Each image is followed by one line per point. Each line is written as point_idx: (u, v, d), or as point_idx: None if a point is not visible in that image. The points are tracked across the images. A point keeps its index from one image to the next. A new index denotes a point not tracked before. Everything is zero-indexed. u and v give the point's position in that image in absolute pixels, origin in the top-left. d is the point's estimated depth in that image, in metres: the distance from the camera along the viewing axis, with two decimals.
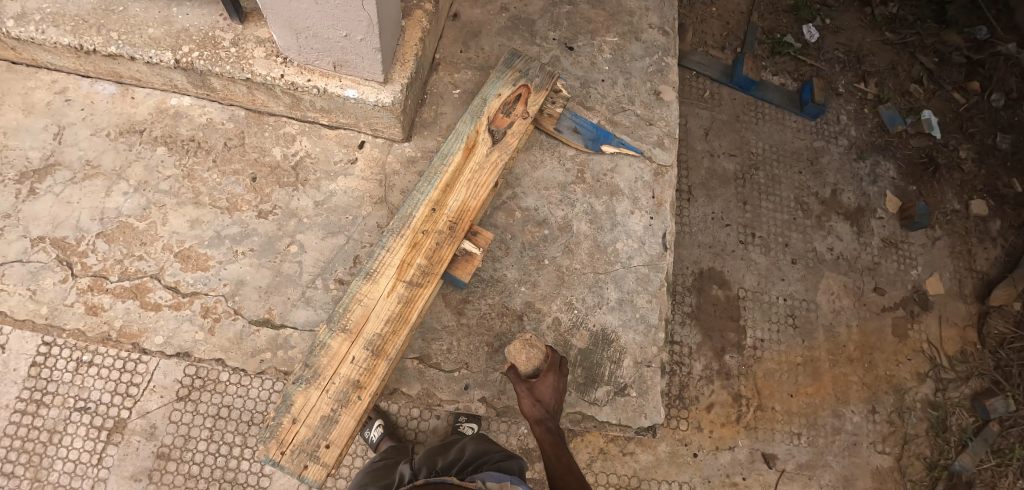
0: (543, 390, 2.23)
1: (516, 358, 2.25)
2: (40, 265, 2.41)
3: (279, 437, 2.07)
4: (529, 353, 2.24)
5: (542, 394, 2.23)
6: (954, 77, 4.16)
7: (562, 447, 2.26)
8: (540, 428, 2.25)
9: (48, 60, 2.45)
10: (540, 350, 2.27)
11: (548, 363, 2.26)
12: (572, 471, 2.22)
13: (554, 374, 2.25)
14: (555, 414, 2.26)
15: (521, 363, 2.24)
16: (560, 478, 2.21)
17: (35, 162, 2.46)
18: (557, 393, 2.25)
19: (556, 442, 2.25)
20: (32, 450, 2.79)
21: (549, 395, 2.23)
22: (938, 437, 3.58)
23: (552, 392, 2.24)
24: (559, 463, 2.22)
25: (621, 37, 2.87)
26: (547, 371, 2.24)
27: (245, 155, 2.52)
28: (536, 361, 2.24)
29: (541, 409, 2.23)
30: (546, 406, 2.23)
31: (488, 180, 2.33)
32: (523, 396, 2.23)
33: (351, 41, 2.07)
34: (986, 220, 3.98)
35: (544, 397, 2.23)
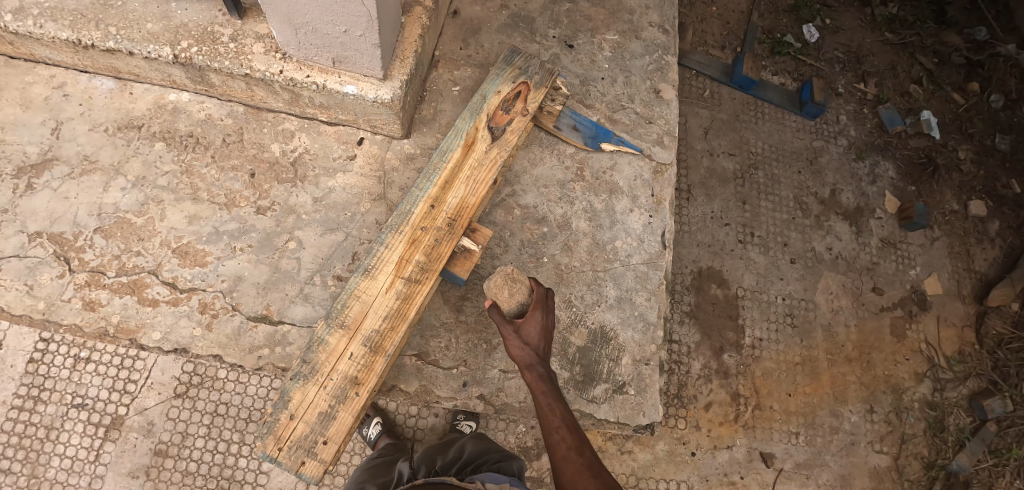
0: (531, 330, 2.09)
1: (499, 295, 2.07)
2: (38, 260, 2.40)
3: (276, 433, 2.06)
4: (511, 290, 2.05)
5: (528, 333, 2.08)
6: (953, 77, 4.16)
7: (557, 399, 2.05)
8: (531, 375, 2.07)
9: (46, 55, 2.44)
10: (524, 284, 2.08)
11: (534, 298, 2.11)
12: (567, 424, 2.00)
13: (540, 311, 2.11)
14: (546, 359, 2.10)
15: (503, 299, 2.06)
16: (554, 432, 1.98)
17: (33, 157, 2.45)
18: (544, 333, 2.11)
19: (549, 392, 2.05)
20: (30, 447, 2.78)
21: (536, 334, 2.09)
22: (936, 437, 3.58)
23: (540, 330, 2.10)
24: (553, 416, 2.00)
25: (621, 35, 2.87)
26: (534, 306, 2.10)
27: (244, 150, 2.52)
28: (519, 296, 2.06)
29: (529, 350, 2.08)
30: (534, 347, 2.08)
31: (487, 177, 2.32)
32: (509, 337, 2.08)
33: (351, 37, 2.06)
34: (985, 221, 3.98)
35: (533, 338, 2.08)
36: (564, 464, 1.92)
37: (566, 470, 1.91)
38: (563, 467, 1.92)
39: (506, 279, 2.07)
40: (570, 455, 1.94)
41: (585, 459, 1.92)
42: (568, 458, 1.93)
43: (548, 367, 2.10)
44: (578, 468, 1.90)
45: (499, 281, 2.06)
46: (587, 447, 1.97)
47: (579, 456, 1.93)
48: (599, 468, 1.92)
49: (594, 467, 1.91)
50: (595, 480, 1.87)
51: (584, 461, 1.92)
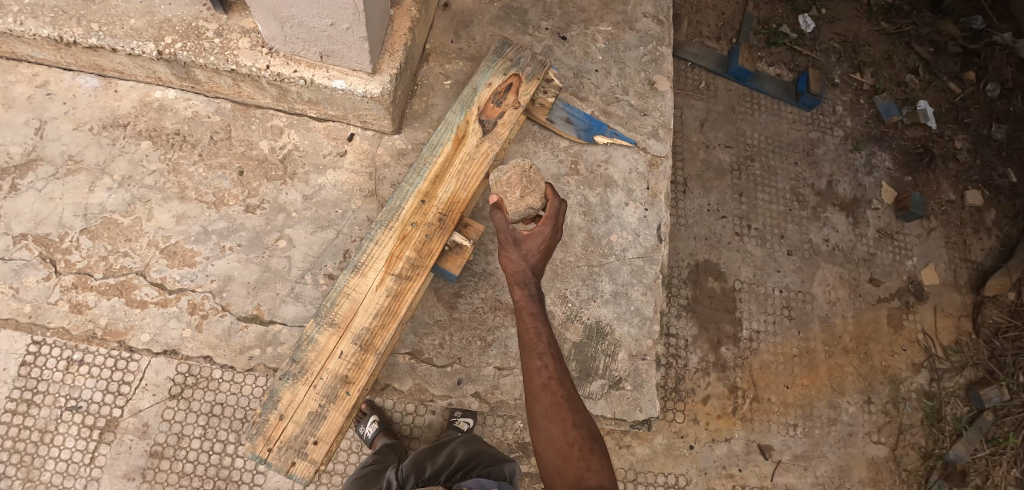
0: (532, 246, 2.07)
1: (507, 192, 2.04)
2: (23, 262, 2.36)
3: (266, 433, 2.03)
4: (523, 191, 2.02)
5: (528, 245, 2.07)
6: (949, 67, 4.14)
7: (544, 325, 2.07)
8: (522, 293, 2.08)
9: (28, 53, 2.39)
10: (539, 187, 2.05)
11: (547, 212, 2.07)
12: (552, 353, 2.02)
13: (549, 227, 2.07)
14: (540, 279, 2.10)
15: (513, 198, 2.03)
16: (536, 357, 2.01)
17: (16, 158, 2.40)
18: (544, 250, 2.08)
19: (539, 318, 2.07)
20: (24, 451, 2.75)
21: (536, 252, 2.07)
22: (933, 426, 3.57)
23: (542, 245, 2.07)
24: (539, 347, 2.01)
25: (615, 26, 2.83)
26: (542, 220, 2.06)
27: (231, 148, 2.47)
28: (530, 198, 2.03)
29: (525, 268, 2.07)
30: (532, 264, 2.08)
31: (478, 171, 2.29)
32: (507, 244, 2.07)
33: (337, 30, 2.02)
34: (982, 210, 3.96)
35: (531, 252, 2.07)
36: (542, 393, 1.96)
37: (543, 399, 1.95)
38: (541, 395, 1.96)
39: (519, 173, 2.03)
40: (550, 385, 1.97)
41: (565, 391, 1.97)
42: (546, 385, 1.97)
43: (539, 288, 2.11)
44: (556, 398, 1.95)
45: (513, 174, 2.03)
46: (567, 380, 2.01)
47: (559, 387, 1.97)
48: (577, 401, 1.97)
49: (573, 402, 1.96)
50: (571, 414, 1.93)
51: (564, 394, 1.96)
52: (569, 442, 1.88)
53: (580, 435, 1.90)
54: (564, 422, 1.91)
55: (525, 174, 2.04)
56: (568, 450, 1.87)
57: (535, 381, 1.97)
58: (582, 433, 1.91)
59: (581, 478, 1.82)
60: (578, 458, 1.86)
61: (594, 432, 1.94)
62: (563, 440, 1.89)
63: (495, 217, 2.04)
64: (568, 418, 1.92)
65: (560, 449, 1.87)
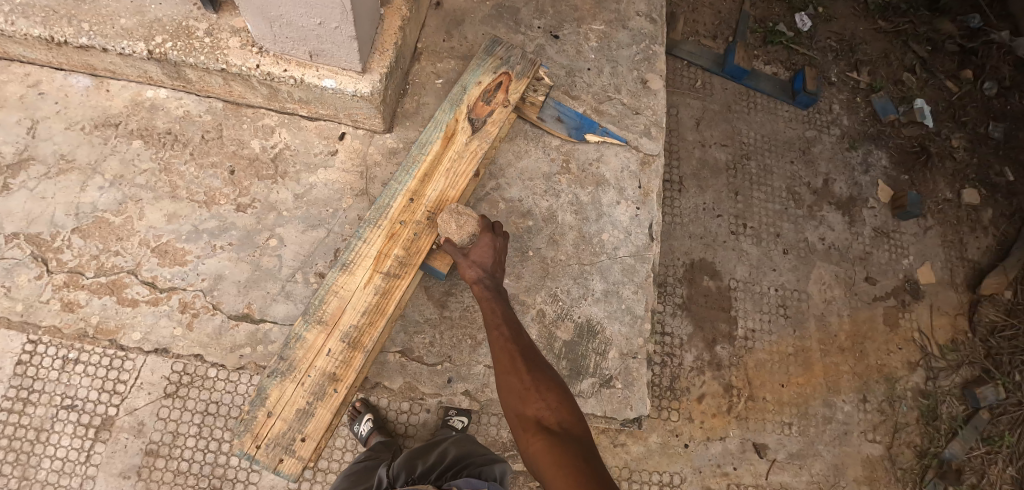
0: (480, 254, 2.15)
1: (448, 227, 2.15)
2: (16, 261, 2.37)
3: (254, 430, 2.03)
4: (458, 220, 2.15)
5: (477, 255, 2.15)
6: (946, 66, 4.13)
7: (498, 294, 2.15)
8: (478, 288, 2.12)
9: (21, 53, 2.40)
10: (471, 218, 2.17)
11: (480, 226, 2.19)
12: (505, 318, 2.11)
13: (488, 235, 2.18)
14: (494, 274, 2.16)
15: (451, 231, 2.15)
16: (492, 323, 2.09)
17: (9, 157, 2.41)
18: (496, 255, 2.18)
19: (494, 298, 2.13)
20: (20, 449, 2.75)
21: (484, 258, 2.15)
22: (929, 425, 3.57)
23: (490, 253, 2.16)
24: (494, 313, 2.10)
25: (608, 25, 2.83)
26: (479, 231, 2.18)
27: (223, 147, 2.48)
28: (467, 227, 2.15)
29: (479, 262, 2.14)
30: (487, 268, 2.15)
31: (467, 170, 2.29)
32: (458, 262, 2.16)
33: (326, 29, 2.02)
34: (979, 209, 3.95)
35: (482, 258, 2.15)
36: (498, 353, 2.04)
37: (500, 357, 2.03)
38: (499, 356, 2.03)
39: (451, 214, 2.16)
40: (507, 345, 2.04)
41: (520, 346, 2.04)
42: (502, 346, 2.05)
43: (496, 281, 2.16)
44: (513, 355, 2.02)
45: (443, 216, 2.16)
46: (523, 336, 2.09)
47: (515, 344, 2.05)
48: (532, 352, 2.05)
49: (528, 354, 2.03)
50: (527, 364, 2.01)
51: (519, 349, 2.04)
52: (527, 387, 1.96)
53: (537, 379, 1.98)
54: (520, 371, 1.99)
55: (455, 209, 2.17)
56: (527, 394, 1.95)
57: (493, 344, 2.05)
58: (540, 378, 1.99)
59: (541, 418, 1.90)
60: (537, 400, 1.94)
61: (552, 376, 2.02)
62: (522, 387, 1.97)
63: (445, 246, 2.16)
64: (524, 368, 2.00)
65: (519, 395, 1.96)
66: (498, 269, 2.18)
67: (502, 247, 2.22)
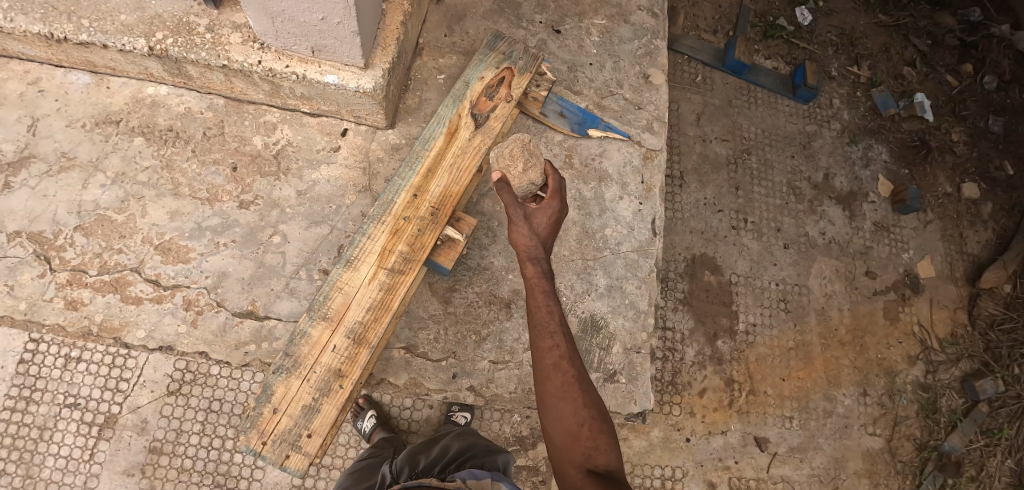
0: (541, 220, 2.11)
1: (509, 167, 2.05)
2: (17, 260, 2.36)
3: (260, 427, 2.04)
4: (526, 163, 2.05)
5: (538, 219, 2.10)
6: (946, 60, 4.13)
7: (554, 300, 2.04)
8: (533, 269, 2.05)
9: (20, 50, 2.38)
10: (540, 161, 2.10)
11: (553, 189, 2.14)
12: (563, 331, 1.99)
13: (557, 201, 2.14)
14: (549, 256, 2.10)
15: (513, 173, 2.05)
16: (547, 335, 1.97)
17: (10, 155, 2.40)
18: (552, 226, 2.13)
19: (550, 295, 2.03)
20: (24, 448, 2.75)
21: (545, 225, 2.11)
22: (928, 418, 3.59)
23: (548, 223, 2.12)
24: (550, 324, 1.98)
25: (609, 19, 2.82)
26: (551, 195, 2.13)
27: (225, 144, 2.47)
28: (532, 173, 2.06)
29: (536, 244, 2.07)
30: (542, 238, 2.10)
31: (470, 165, 2.29)
32: (516, 216, 2.07)
33: (328, 24, 2.01)
34: (979, 203, 3.96)
35: (541, 228, 2.10)
36: (551, 372, 1.93)
37: (554, 376, 1.92)
38: (552, 375, 1.93)
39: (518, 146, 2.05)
40: (562, 363, 1.94)
41: (575, 372, 1.94)
42: (557, 365, 1.94)
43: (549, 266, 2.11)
44: (567, 378, 1.92)
45: (516, 148, 2.05)
46: (578, 359, 1.98)
47: (570, 367, 1.94)
48: (587, 380, 1.95)
49: (584, 380, 1.93)
50: (581, 392, 1.91)
51: (575, 372, 1.94)
52: (579, 422, 1.86)
53: (589, 412, 1.88)
54: (574, 401, 1.89)
55: (528, 148, 2.07)
56: (577, 429, 1.86)
57: (547, 358, 1.94)
58: (592, 411, 1.89)
59: (588, 458, 1.81)
60: (588, 437, 1.85)
61: (603, 410, 1.92)
62: (574, 420, 1.87)
63: (502, 193, 2.04)
64: (578, 398, 1.89)
65: (570, 430, 1.86)
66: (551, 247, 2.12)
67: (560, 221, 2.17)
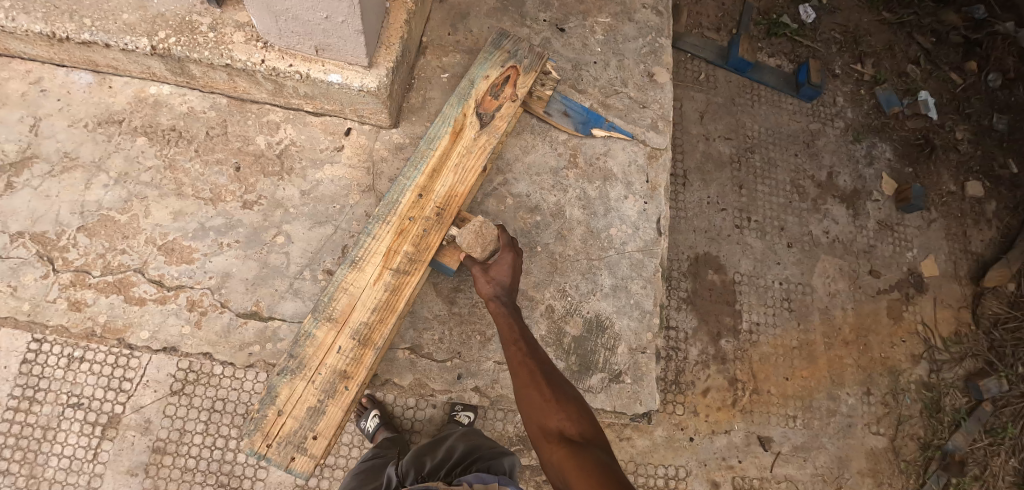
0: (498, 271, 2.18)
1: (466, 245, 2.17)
2: (20, 260, 2.36)
3: (265, 429, 2.03)
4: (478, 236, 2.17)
5: (496, 271, 2.18)
6: (950, 57, 4.11)
7: (516, 315, 2.15)
8: (495, 305, 2.14)
9: (21, 49, 2.37)
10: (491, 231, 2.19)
11: (502, 244, 2.20)
12: (524, 335, 2.10)
13: (509, 253, 2.20)
14: (511, 293, 2.17)
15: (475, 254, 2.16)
16: (510, 342, 2.08)
17: (11, 155, 2.39)
18: (513, 273, 2.19)
19: (512, 315, 2.14)
20: (27, 448, 2.74)
21: (501, 274, 2.18)
22: (932, 417, 3.58)
23: (508, 270, 2.18)
24: (510, 330, 2.09)
25: (613, 17, 2.80)
26: (502, 248, 2.19)
27: (228, 144, 2.46)
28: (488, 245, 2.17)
29: (495, 277, 2.17)
30: (503, 285, 2.17)
31: (475, 165, 2.28)
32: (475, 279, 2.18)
33: (332, 23, 1.99)
34: (983, 201, 3.95)
35: (500, 275, 2.18)
36: (517, 368, 2.02)
37: (519, 372, 2.02)
38: (518, 371, 2.02)
39: (475, 230, 2.18)
40: (525, 359, 2.04)
41: (537, 360, 2.04)
42: (522, 362, 2.04)
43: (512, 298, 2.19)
44: (531, 369, 2.01)
45: (469, 237, 2.17)
46: (541, 353, 2.08)
47: (533, 359, 2.04)
48: (551, 369, 2.04)
49: (548, 369, 2.02)
50: (546, 379, 1.99)
51: (538, 364, 2.03)
52: (547, 400, 1.93)
53: (557, 392, 1.96)
54: (540, 385, 1.97)
55: (480, 233, 2.18)
56: (548, 407, 1.92)
57: (511, 359, 2.04)
58: (560, 392, 1.96)
59: (563, 429, 1.86)
60: (558, 413, 1.91)
61: (572, 391, 1.99)
62: (543, 401, 1.93)
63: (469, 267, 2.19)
64: (544, 383, 1.97)
65: (540, 409, 1.92)
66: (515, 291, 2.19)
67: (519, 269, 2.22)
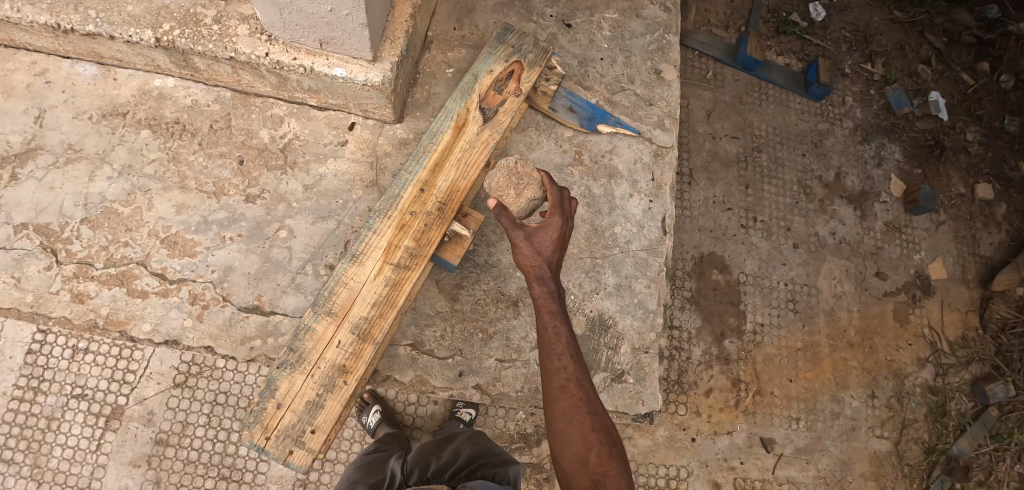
0: (545, 237, 2.08)
1: (505, 194, 2.10)
2: (24, 252, 2.36)
3: (263, 422, 2.02)
4: (517, 189, 2.08)
5: (541, 240, 2.08)
6: (962, 58, 4.05)
7: (562, 320, 2.07)
8: (540, 288, 2.08)
9: (27, 41, 2.37)
10: (535, 181, 2.10)
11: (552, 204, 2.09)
12: (571, 353, 2.03)
13: (557, 218, 2.09)
14: (556, 278, 2.10)
15: (509, 197, 2.09)
16: (556, 356, 2.02)
17: (16, 146, 2.39)
18: (558, 242, 2.10)
19: (558, 318, 2.07)
20: (32, 437, 2.75)
21: (549, 242, 2.08)
22: (937, 421, 3.54)
23: (553, 240, 2.09)
24: (558, 345, 2.02)
25: (621, 14, 2.78)
26: (549, 212, 2.09)
27: (231, 137, 2.45)
28: (528, 193, 2.09)
29: (542, 262, 2.08)
30: (546, 256, 2.08)
31: (478, 160, 2.26)
32: (518, 243, 2.07)
33: (337, 16, 1.98)
34: (992, 204, 3.90)
35: (545, 246, 2.08)
36: (559, 396, 1.98)
37: (561, 399, 1.97)
38: (560, 397, 1.98)
39: (511, 173, 2.09)
40: (569, 386, 1.99)
41: (583, 393, 1.99)
42: (565, 387, 1.99)
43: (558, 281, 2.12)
44: (575, 401, 1.96)
45: (502, 177, 2.10)
46: (587, 382, 2.02)
47: (578, 391, 1.98)
48: (595, 403, 1.99)
49: (592, 403, 1.98)
50: (589, 417, 1.95)
51: (582, 394, 1.98)
52: (586, 446, 1.90)
53: (597, 438, 1.92)
54: (581, 425, 1.93)
55: (513, 172, 2.10)
56: (586, 455, 1.89)
57: (555, 380, 1.99)
58: (599, 437, 1.93)
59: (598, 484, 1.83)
60: (596, 463, 1.87)
61: (612, 433, 1.96)
62: (582, 445, 1.90)
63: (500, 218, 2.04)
64: (586, 422, 1.94)
65: (578, 454, 1.89)
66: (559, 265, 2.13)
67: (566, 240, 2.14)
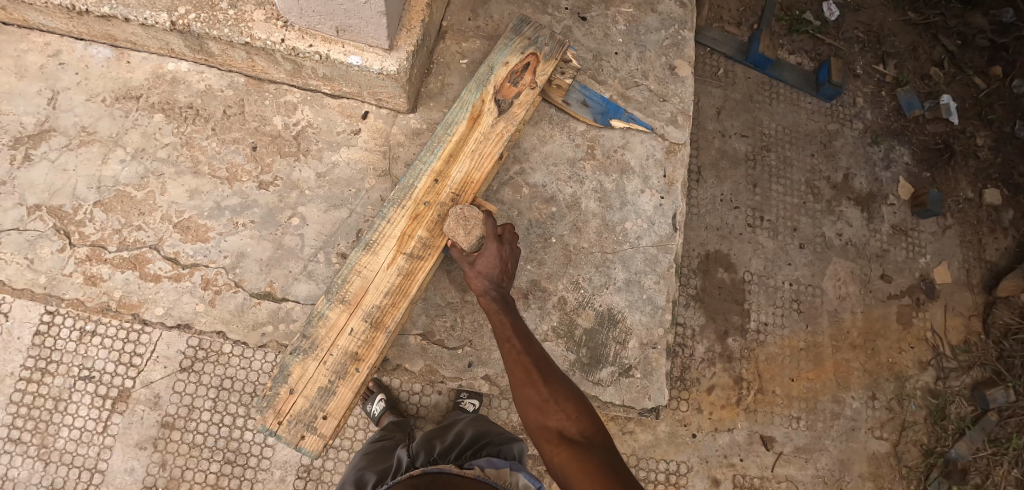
0: (485, 265, 2.11)
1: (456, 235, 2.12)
2: (38, 233, 2.37)
3: (276, 407, 2.03)
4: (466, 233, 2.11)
5: (483, 265, 2.11)
6: (975, 61, 4.04)
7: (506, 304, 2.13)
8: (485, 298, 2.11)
9: (40, 22, 2.36)
10: (480, 220, 2.13)
11: (488, 231, 2.12)
12: (516, 327, 2.08)
13: (494, 242, 2.11)
14: (501, 283, 2.12)
15: (461, 239, 2.11)
16: (503, 335, 2.07)
17: (30, 127, 2.40)
18: (500, 262, 2.11)
19: (500, 304, 2.11)
20: (39, 418, 2.77)
21: (490, 269, 2.11)
22: (937, 424, 3.56)
23: (496, 262, 2.10)
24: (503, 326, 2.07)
25: (636, 8, 2.77)
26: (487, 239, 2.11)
27: (244, 123, 2.45)
28: (476, 232, 2.11)
29: (483, 280, 2.11)
30: (489, 276, 2.11)
31: (493, 152, 2.27)
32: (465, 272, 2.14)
33: (355, 4, 1.97)
34: (999, 210, 3.90)
35: (488, 268, 2.11)
36: (513, 365, 2.02)
37: (515, 369, 2.02)
38: (513, 367, 2.02)
39: (459, 218, 2.12)
40: (520, 357, 2.02)
41: (532, 356, 2.03)
42: (517, 358, 2.03)
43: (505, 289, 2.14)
44: (527, 365, 2.01)
45: (453, 223, 2.12)
46: (535, 346, 2.07)
47: (528, 356, 2.03)
48: (546, 363, 2.04)
49: (544, 366, 2.02)
50: (543, 376, 2.00)
51: (533, 360, 2.02)
52: (544, 399, 1.95)
53: (554, 390, 1.97)
54: (537, 384, 1.97)
55: (463, 216, 2.12)
56: (546, 407, 1.94)
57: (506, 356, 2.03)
58: (557, 391, 1.97)
59: (563, 429, 1.90)
60: (556, 411, 1.94)
61: (570, 385, 2.01)
62: (541, 401, 1.95)
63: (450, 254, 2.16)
64: (540, 380, 1.98)
65: (538, 407, 1.95)
66: (505, 278, 2.14)
67: (508, 256, 2.15)
